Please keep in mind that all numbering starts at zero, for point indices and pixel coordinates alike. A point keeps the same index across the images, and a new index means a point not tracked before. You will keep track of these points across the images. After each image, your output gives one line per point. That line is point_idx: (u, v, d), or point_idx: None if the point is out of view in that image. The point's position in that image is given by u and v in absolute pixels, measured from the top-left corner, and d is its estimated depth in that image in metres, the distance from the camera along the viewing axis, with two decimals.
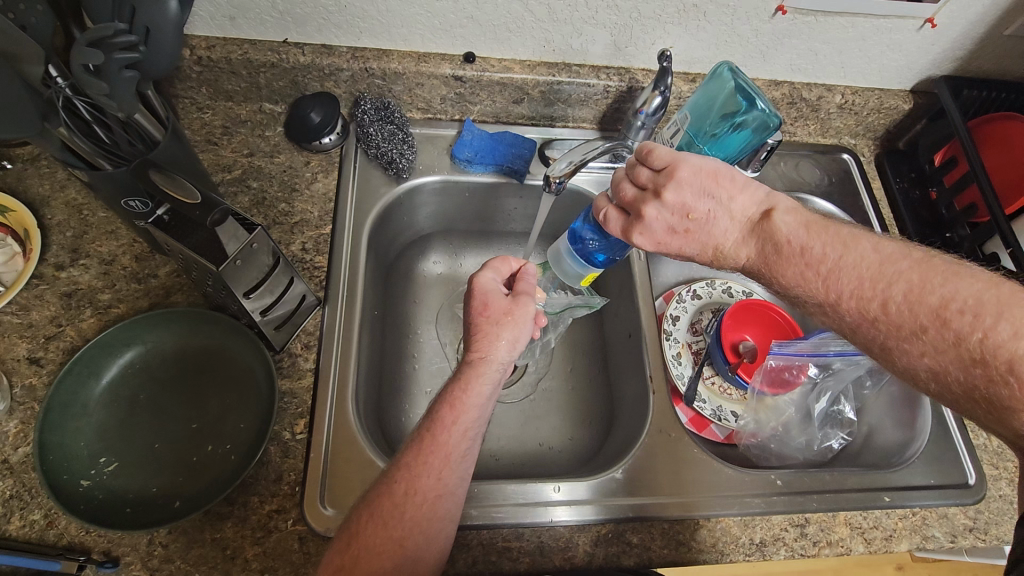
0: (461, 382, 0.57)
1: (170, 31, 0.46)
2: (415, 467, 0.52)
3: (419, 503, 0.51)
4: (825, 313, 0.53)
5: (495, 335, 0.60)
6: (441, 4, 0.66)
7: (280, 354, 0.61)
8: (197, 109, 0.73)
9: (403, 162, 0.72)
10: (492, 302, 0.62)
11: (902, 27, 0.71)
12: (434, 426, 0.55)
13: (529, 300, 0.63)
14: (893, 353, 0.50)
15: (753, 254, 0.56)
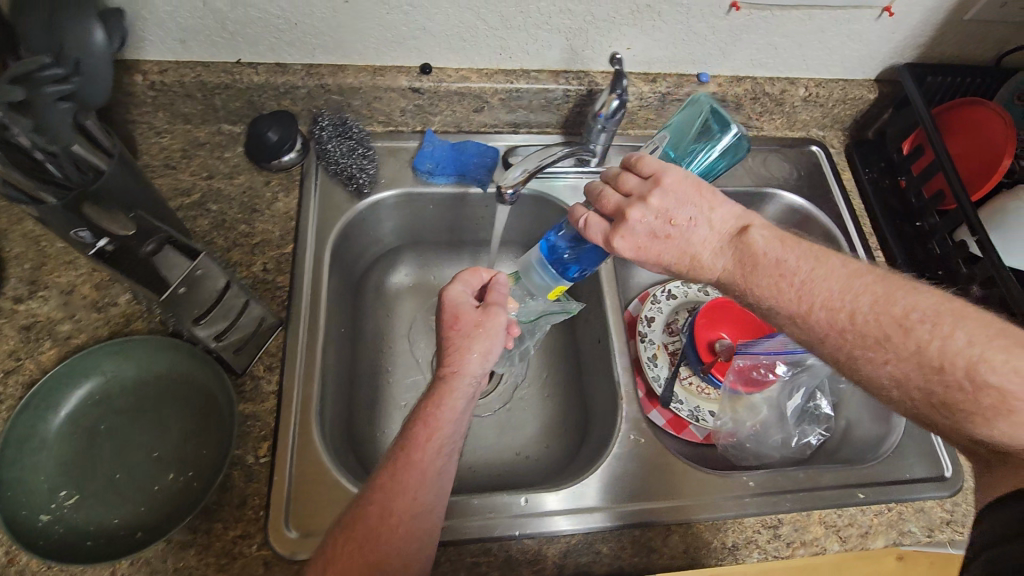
0: (434, 398, 0.55)
1: (101, 62, 0.47)
2: (392, 488, 0.51)
3: (397, 526, 0.50)
4: (795, 325, 0.52)
5: (466, 348, 0.58)
6: (391, 17, 0.65)
7: (243, 377, 0.61)
8: (155, 133, 0.73)
9: (363, 177, 0.72)
10: (463, 314, 0.60)
11: (859, 18, 0.71)
12: (406, 444, 0.53)
13: (500, 311, 0.60)
14: (857, 363, 0.50)
15: (730, 262, 0.54)
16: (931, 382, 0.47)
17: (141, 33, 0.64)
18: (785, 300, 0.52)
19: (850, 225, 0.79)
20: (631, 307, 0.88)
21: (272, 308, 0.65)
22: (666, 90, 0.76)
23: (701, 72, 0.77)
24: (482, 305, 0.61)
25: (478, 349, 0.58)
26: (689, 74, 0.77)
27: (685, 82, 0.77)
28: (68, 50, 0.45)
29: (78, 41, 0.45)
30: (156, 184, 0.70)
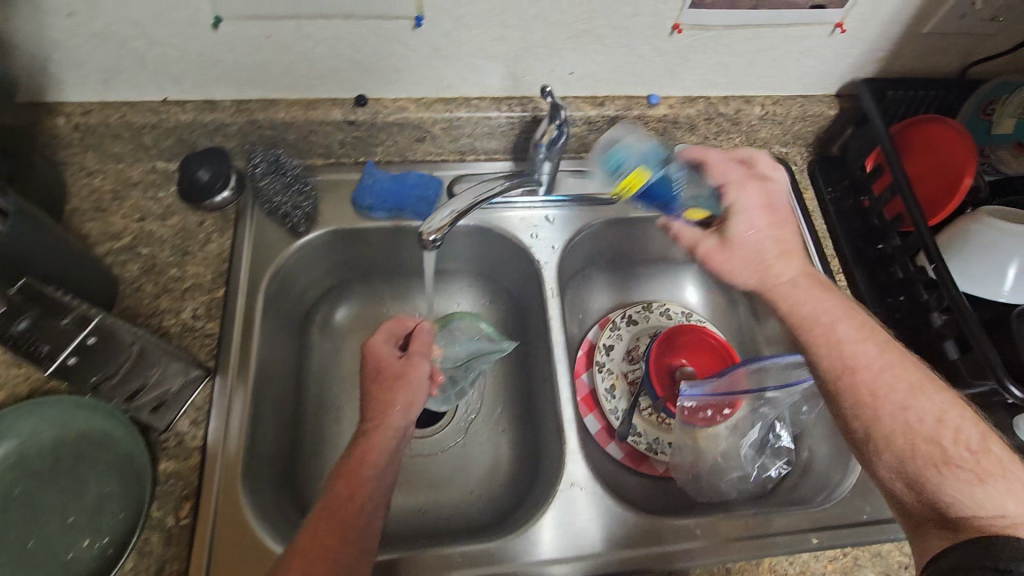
0: (358, 452, 0.55)
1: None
2: (313, 550, 0.49)
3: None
4: (841, 348, 0.54)
5: (390, 402, 0.60)
6: (318, 51, 0.62)
7: (166, 433, 0.58)
8: (86, 174, 0.71)
9: (299, 214, 0.69)
10: (386, 364, 0.63)
11: (811, 35, 0.67)
12: (328, 505, 0.51)
13: (422, 360, 0.64)
14: (879, 399, 0.50)
15: (768, 276, 0.59)
16: (940, 436, 0.48)
17: (58, 75, 0.62)
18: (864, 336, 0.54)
19: (812, 248, 0.76)
20: (590, 333, 0.84)
21: (200, 357, 0.62)
22: (615, 113, 0.73)
23: (651, 93, 0.74)
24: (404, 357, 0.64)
25: (400, 402, 0.60)
26: (639, 96, 0.74)
27: (635, 104, 0.74)
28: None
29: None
30: (85, 228, 0.68)
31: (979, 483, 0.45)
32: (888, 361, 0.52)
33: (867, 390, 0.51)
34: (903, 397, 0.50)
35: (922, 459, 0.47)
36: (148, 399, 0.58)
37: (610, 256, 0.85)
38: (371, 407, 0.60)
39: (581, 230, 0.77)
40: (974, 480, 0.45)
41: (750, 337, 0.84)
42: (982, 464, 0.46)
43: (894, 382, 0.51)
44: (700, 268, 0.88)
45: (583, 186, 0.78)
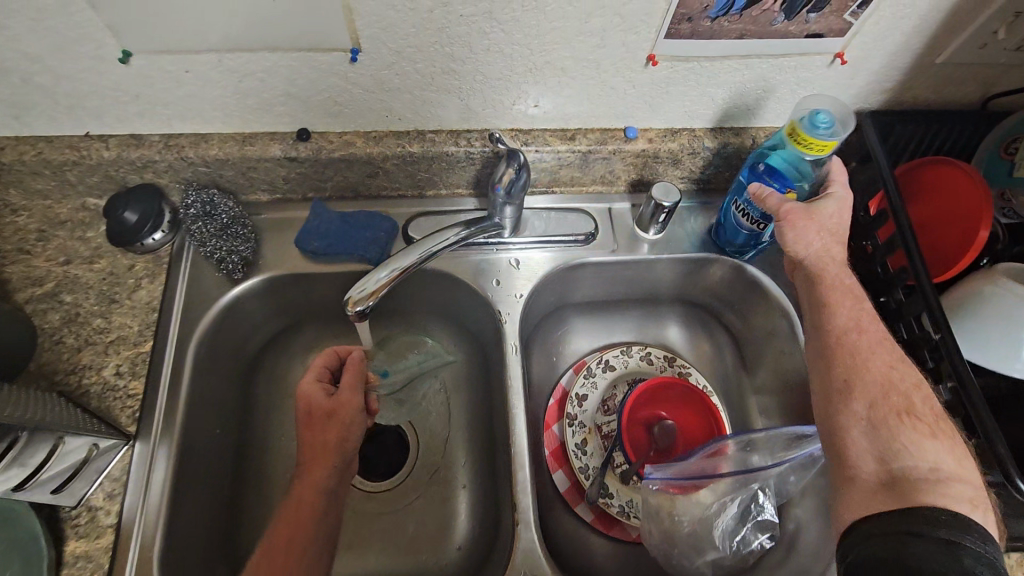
0: (294, 500, 0.53)
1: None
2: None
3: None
4: (852, 309, 0.54)
5: (325, 444, 0.55)
6: (247, 84, 0.56)
7: (77, 508, 0.54)
8: (11, 211, 0.65)
9: (235, 259, 0.64)
10: (317, 404, 0.56)
11: (807, 65, 0.59)
12: (266, 554, 0.49)
13: (354, 392, 0.58)
14: (871, 356, 0.52)
15: (830, 250, 0.57)
16: (910, 398, 0.49)
17: None
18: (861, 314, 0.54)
19: None
20: (564, 378, 0.77)
21: (119, 421, 0.57)
22: (587, 148, 0.66)
23: (627, 126, 0.66)
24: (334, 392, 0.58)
25: (335, 443, 0.56)
26: (614, 128, 0.67)
27: (610, 138, 0.66)
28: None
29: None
30: (5, 273, 0.63)
31: (930, 436, 0.47)
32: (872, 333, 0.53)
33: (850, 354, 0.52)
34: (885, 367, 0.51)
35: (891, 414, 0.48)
36: (61, 470, 0.51)
37: (588, 296, 0.79)
38: (305, 451, 0.55)
39: (554, 273, 0.70)
40: (925, 433, 0.47)
41: (737, 388, 0.76)
42: (940, 427, 0.48)
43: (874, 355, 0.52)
44: (687, 309, 0.81)
45: (554, 225, 0.71)
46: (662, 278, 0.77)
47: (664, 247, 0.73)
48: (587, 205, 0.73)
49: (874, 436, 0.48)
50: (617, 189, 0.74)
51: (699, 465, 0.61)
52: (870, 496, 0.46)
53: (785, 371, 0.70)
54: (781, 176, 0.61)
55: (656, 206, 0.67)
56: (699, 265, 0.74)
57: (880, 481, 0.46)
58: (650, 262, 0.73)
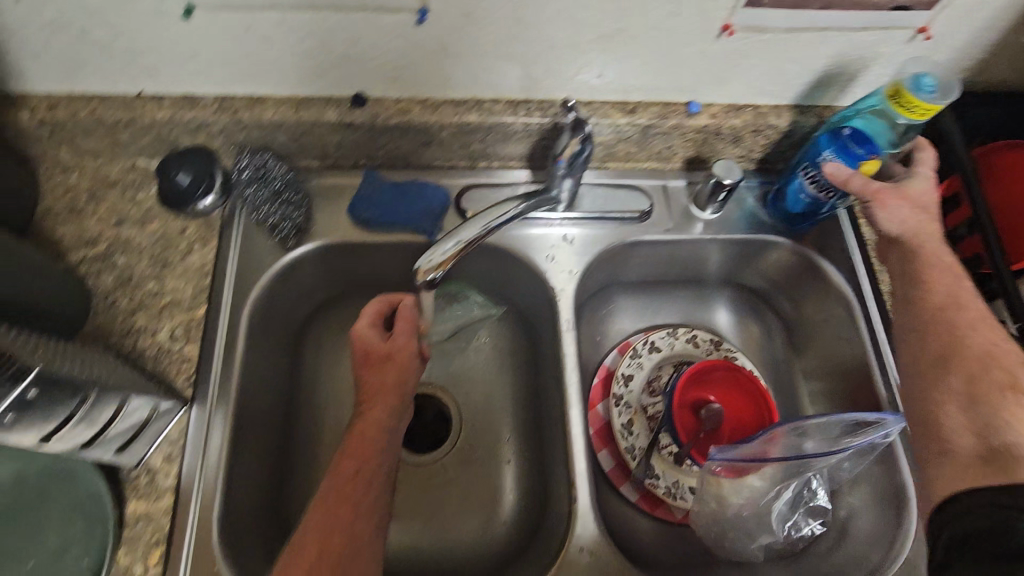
0: (358, 432, 0.54)
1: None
2: (329, 522, 0.49)
3: (339, 559, 0.47)
4: (952, 284, 0.54)
5: (385, 386, 0.56)
6: (307, 45, 0.55)
7: (137, 469, 0.54)
8: (62, 170, 0.64)
9: (290, 223, 0.63)
10: (376, 347, 0.57)
11: (888, 40, 0.57)
12: (335, 482, 0.51)
13: (406, 339, 0.58)
14: (968, 331, 0.51)
15: (924, 226, 0.56)
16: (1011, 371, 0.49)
17: (19, 64, 0.55)
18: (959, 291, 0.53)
19: (865, 287, 0.68)
20: (609, 358, 0.77)
21: (177, 386, 0.57)
22: (648, 122, 0.64)
23: (690, 100, 0.64)
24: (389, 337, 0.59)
25: (394, 384, 0.56)
26: (677, 102, 0.64)
27: (672, 112, 0.64)
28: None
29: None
30: (57, 232, 0.62)
31: None
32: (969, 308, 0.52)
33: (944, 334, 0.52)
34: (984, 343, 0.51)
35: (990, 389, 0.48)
36: (124, 429, 0.50)
37: (636, 275, 0.77)
38: (367, 389, 0.56)
39: (609, 250, 0.70)
40: None
41: (788, 371, 0.75)
42: None
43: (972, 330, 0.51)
44: (735, 292, 0.79)
45: (605, 201, 0.70)
46: (712, 259, 0.75)
47: (719, 227, 0.71)
48: (641, 181, 0.72)
49: (974, 411, 0.48)
50: (672, 166, 0.72)
51: (761, 445, 0.59)
52: (967, 468, 0.46)
53: (840, 359, 0.70)
54: (869, 142, 0.57)
55: (718, 184, 0.66)
56: (754, 248, 0.73)
57: (978, 455, 0.46)
58: (703, 242, 0.71)
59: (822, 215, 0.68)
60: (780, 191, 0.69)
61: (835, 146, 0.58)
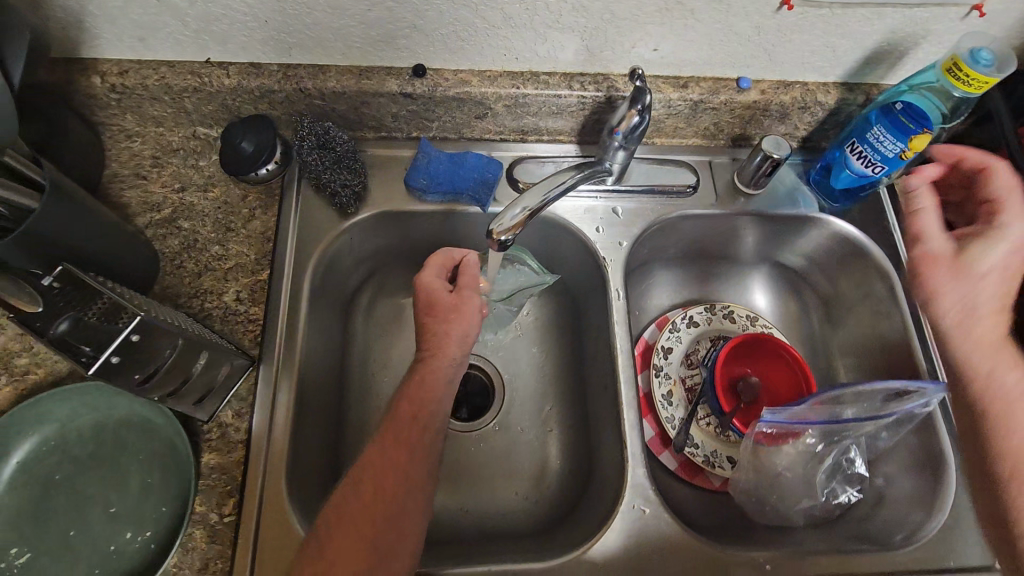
0: (417, 382, 0.56)
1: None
2: (381, 464, 0.52)
3: (389, 500, 0.51)
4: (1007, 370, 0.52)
5: (445, 334, 0.59)
6: (374, 14, 0.56)
7: (209, 424, 0.56)
8: (126, 137, 0.66)
9: (348, 193, 0.64)
10: (439, 299, 0.60)
11: (942, 17, 0.58)
12: (392, 427, 0.54)
13: (472, 294, 0.61)
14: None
15: (984, 307, 0.54)
16: None
17: (94, 30, 0.56)
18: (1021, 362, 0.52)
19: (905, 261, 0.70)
20: (647, 332, 0.78)
21: (243, 345, 0.59)
22: (699, 97, 0.65)
23: (741, 76, 0.66)
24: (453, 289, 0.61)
25: (457, 335, 0.59)
26: (727, 78, 0.66)
27: (723, 87, 0.66)
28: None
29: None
30: (123, 198, 0.64)
31: None
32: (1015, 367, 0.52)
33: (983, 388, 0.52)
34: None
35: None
36: (201, 384, 0.52)
37: (676, 251, 0.79)
38: (428, 340, 0.59)
39: (654, 224, 0.71)
40: None
41: (824, 346, 0.77)
42: None
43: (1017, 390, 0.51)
44: (771, 269, 0.81)
45: (654, 174, 0.72)
46: (750, 236, 0.77)
47: (762, 203, 0.73)
48: (686, 157, 0.73)
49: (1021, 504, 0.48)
50: (716, 143, 0.74)
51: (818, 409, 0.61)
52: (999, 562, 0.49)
53: (879, 334, 0.71)
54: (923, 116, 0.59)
55: (765, 159, 0.67)
56: (795, 225, 0.74)
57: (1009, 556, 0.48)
58: (745, 218, 0.73)
59: (867, 190, 0.70)
60: (827, 165, 0.70)
61: (885, 121, 0.61)
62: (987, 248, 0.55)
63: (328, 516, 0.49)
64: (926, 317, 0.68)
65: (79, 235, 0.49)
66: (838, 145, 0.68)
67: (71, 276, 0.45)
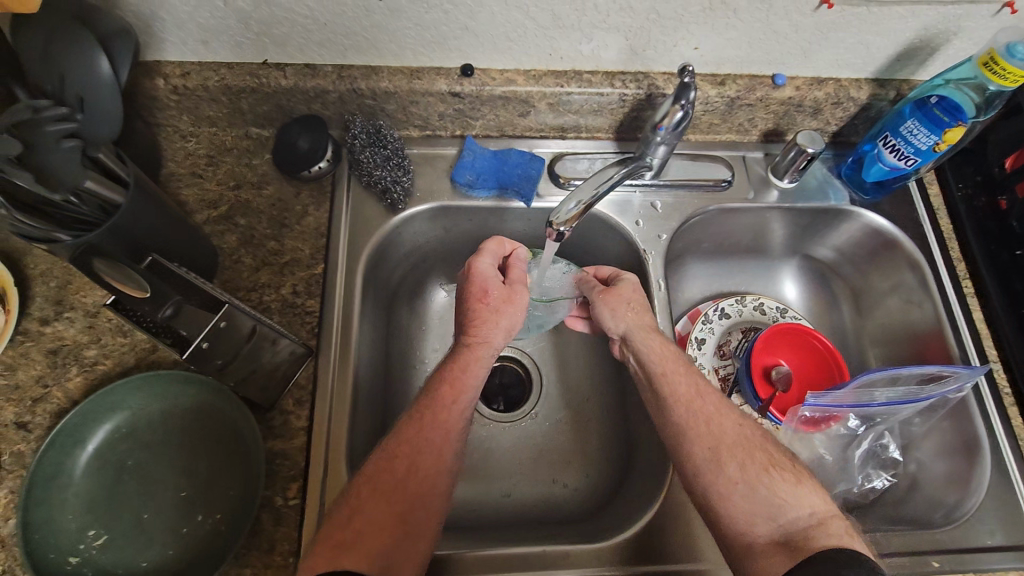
0: (458, 366, 0.59)
1: (104, 95, 0.47)
2: (418, 443, 0.55)
3: (420, 478, 0.54)
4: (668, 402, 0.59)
5: (495, 322, 0.62)
6: (430, 16, 0.58)
7: (272, 412, 0.58)
8: (181, 137, 0.68)
9: (398, 190, 0.67)
10: (490, 288, 0.63)
11: (974, 14, 0.60)
12: (432, 405, 0.57)
13: (523, 287, 0.65)
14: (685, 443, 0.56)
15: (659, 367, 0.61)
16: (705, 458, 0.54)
17: (161, 34, 0.59)
18: (654, 350, 0.62)
19: (936, 252, 0.72)
20: (680, 325, 0.79)
21: (302, 336, 0.61)
22: (736, 94, 0.68)
23: (777, 73, 0.68)
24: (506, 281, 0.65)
25: (502, 328, 0.62)
26: (763, 75, 0.68)
27: (759, 84, 0.68)
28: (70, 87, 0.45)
29: (79, 77, 0.46)
30: (181, 195, 0.66)
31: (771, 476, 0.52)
32: (686, 388, 0.59)
33: (660, 402, 0.59)
34: (696, 423, 0.56)
35: (700, 458, 0.54)
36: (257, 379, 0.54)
37: (709, 244, 0.80)
38: (469, 324, 0.62)
39: (694, 217, 0.73)
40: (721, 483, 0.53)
41: (855, 337, 0.79)
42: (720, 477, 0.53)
43: (725, 420, 0.57)
44: (801, 263, 0.83)
45: (691, 170, 0.74)
46: (779, 231, 0.79)
47: (794, 197, 0.75)
48: (720, 153, 0.76)
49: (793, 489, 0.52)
50: (749, 139, 0.76)
51: (856, 394, 0.63)
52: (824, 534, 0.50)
53: (908, 322, 0.73)
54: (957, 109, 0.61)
55: (800, 152, 0.69)
56: (830, 217, 0.76)
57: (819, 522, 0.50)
58: (778, 210, 0.75)
59: (898, 183, 0.71)
60: (859, 159, 0.72)
61: (919, 114, 0.63)
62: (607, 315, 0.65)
63: (363, 488, 0.52)
64: (959, 306, 0.69)
65: (165, 234, 0.53)
66: (870, 139, 0.70)
67: (159, 267, 0.51)
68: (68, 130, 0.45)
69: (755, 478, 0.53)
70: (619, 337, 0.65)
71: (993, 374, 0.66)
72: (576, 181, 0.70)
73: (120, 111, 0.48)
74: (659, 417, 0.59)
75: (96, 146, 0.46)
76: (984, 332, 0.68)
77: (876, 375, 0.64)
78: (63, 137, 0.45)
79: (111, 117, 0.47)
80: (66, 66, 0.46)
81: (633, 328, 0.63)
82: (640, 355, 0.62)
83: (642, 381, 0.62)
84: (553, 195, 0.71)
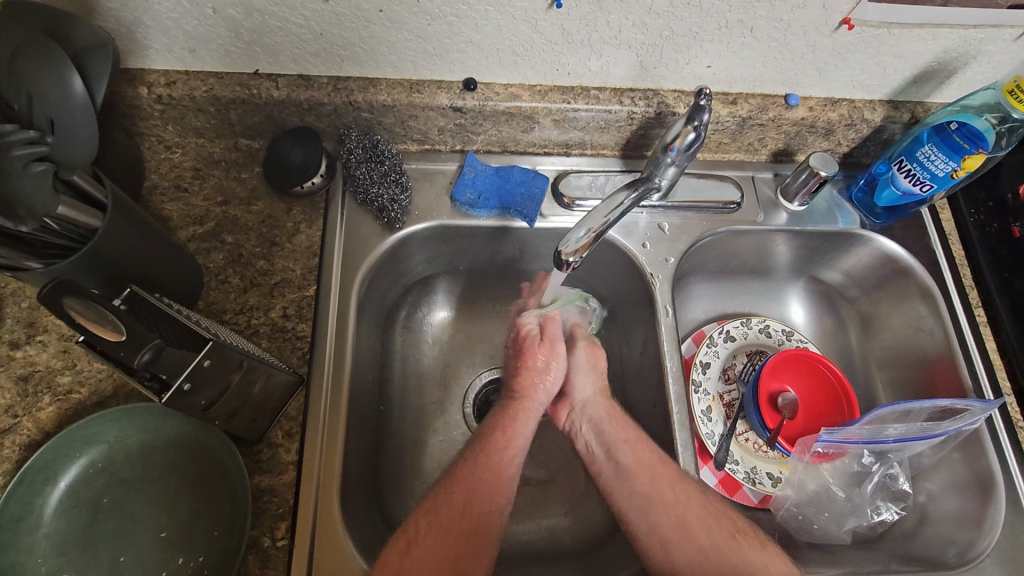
0: (513, 418, 0.60)
1: (76, 115, 0.42)
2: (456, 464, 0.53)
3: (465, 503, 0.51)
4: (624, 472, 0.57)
5: (539, 380, 0.64)
6: (433, 28, 0.55)
7: (259, 445, 0.54)
8: (165, 148, 0.65)
9: (396, 209, 0.64)
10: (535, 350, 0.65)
11: (995, 38, 0.58)
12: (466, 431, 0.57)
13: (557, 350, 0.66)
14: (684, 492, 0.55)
15: (628, 439, 0.60)
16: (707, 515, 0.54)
17: (145, 40, 0.55)
18: (613, 419, 0.62)
19: (948, 280, 0.70)
20: (684, 348, 0.75)
21: (292, 363, 0.57)
22: (748, 114, 0.65)
23: (789, 93, 0.65)
24: (542, 341, 0.66)
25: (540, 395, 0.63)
26: (776, 95, 0.65)
27: (772, 104, 0.65)
28: (42, 108, 0.41)
29: (51, 96, 0.41)
30: (164, 210, 0.62)
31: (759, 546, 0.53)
32: (648, 453, 0.58)
33: (619, 470, 0.58)
34: (661, 488, 0.55)
35: None
36: (247, 415, 0.51)
37: (715, 264, 0.78)
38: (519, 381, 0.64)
39: (702, 239, 0.71)
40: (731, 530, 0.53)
41: (862, 360, 0.77)
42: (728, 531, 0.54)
43: (687, 485, 0.56)
44: (808, 284, 0.80)
45: (699, 190, 0.71)
46: (786, 252, 0.76)
47: (803, 220, 0.72)
48: (728, 173, 0.74)
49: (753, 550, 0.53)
50: (758, 158, 0.74)
51: (869, 428, 0.62)
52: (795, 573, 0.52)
53: (918, 349, 0.71)
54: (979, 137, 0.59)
55: (813, 175, 0.67)
56: (841, 239, 0.74)
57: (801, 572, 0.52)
58: (786, 233, 0.73)
59: (912, 208, 0.70)
60: (871, 181, 0.70)
61: (936, 139, 0.62)
62: (577, 383, 0.65)
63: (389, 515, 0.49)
64: (972, 336, 0.68)
65: (146, 260, 0.49)
66: (885, 161, 0.68)
67: (137, 301, 0.44)
68: (39, 153, 0.41)
69: (752, 538, 0.54)
70: (577, 401, 0.65)
71: (1007, 407, 0.65)
72: (580, 201, 0.68)
73: (94, 135, 0.43)
74: (617, 485, 0.57)
75: (71, 169, 0.43)
76: (997, 362, 0.67)
77: (886, 408, 0.63)
78: (32, 160, 0.41)
79: (84, 138, 0.42)
80: (37, 82, 0.41)
81: (597, 397, 0.64)
82: (596, 423, 0.62)
83: (594, 452, 0.61)
84: (556, 215, 0.68)
